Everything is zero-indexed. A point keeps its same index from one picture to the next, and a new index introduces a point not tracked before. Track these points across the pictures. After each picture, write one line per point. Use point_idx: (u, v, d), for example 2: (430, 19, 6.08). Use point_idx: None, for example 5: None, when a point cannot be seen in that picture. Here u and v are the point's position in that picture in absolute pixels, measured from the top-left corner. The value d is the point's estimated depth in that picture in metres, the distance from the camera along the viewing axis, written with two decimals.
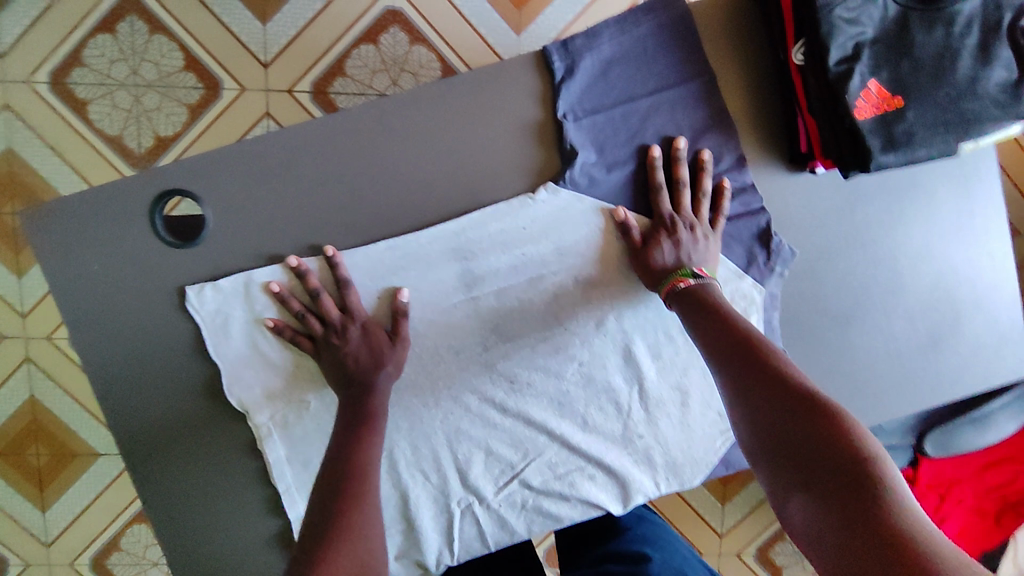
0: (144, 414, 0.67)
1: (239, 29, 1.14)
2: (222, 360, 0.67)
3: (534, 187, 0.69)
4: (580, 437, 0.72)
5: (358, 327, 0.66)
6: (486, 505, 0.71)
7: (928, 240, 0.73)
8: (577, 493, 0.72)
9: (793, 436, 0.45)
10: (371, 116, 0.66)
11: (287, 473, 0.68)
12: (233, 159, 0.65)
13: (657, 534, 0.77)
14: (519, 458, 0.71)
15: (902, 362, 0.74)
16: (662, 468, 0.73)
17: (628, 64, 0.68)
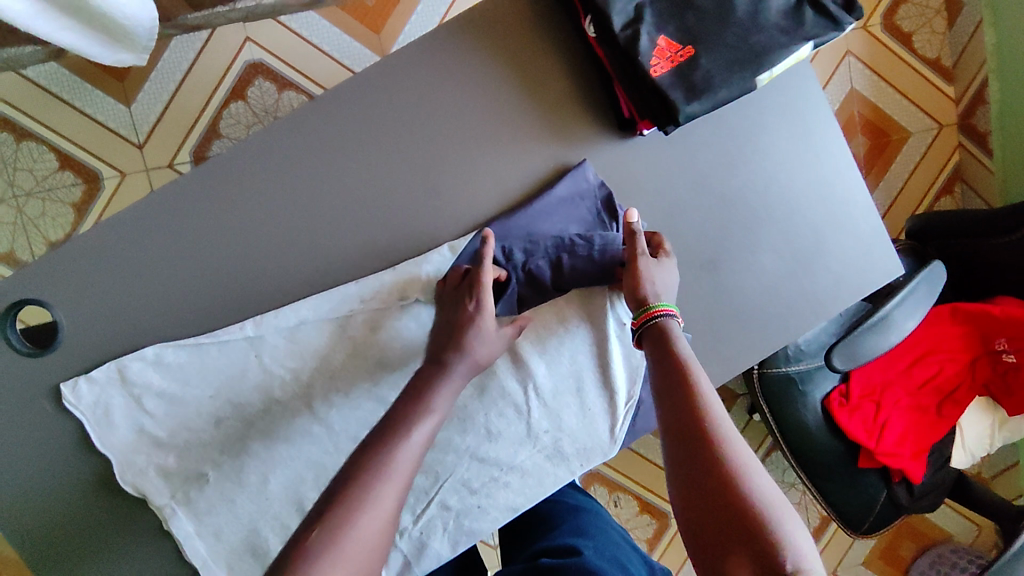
0: (43, 527, 0.67)
1: (107, 117, 1.27)
2: (111, 450, 0.66)
3: (382, 213, 0.70)
4: (485, 447, 0.73)
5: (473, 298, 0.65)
6: (406, 536, 0.72)
7: (771, 170, 0.75)
8: (495, 502, 0.74)
9: (732, 525, 0.46)
10: (203, 181, 0.67)
11: (200, 548, 0.68)
12: (75, 253, 0.65)
13: (593, 526, 0.75)
14: (431, 483, 0.72)
15: (775, 288, 0.76)
16: (572, 456, 0.75)
17: (559, 211, 0.72)
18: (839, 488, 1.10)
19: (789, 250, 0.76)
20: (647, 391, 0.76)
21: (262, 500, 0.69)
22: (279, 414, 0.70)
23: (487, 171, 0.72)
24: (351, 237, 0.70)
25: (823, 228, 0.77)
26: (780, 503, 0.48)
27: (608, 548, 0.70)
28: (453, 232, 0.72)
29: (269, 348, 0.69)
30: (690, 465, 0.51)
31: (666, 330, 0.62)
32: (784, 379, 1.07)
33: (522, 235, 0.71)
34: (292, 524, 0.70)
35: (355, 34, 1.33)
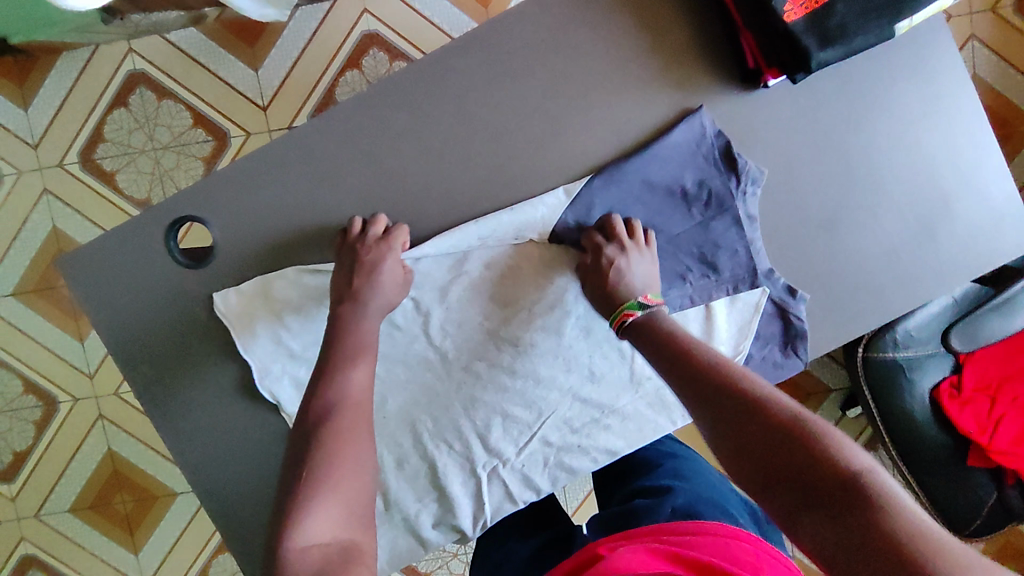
0: (188, 425, 0.74)
1: (235, 79, 1.37)
2: (252, 357, 0.73)
3: (504, 157, 0.74)
4: (589, 389, 0.77)
5: (382, 248, 0.70)
6: (510, 466, 0.77)
7: (899, 131, 0.73)
8: (595, 444, 0.78)
9: (795, 457, 0.48)
10: (343, 118, 0.72)
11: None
12: (229, 179, 0.72)
13: (690, 470, 0.81)
14: (535, 420, 0.77)
15: (893, 251, 0.75)
16: (673, 405, 0.78)
17: (654, 161, 0.72)
18: (943, 486, 1.05)
19: (912, 214, 0.74)
20: (755, 347, 0.75)
21: (379, 419, 0.75)
22: (398, 339, 0.75)
23: (607, 122, 0.74)
24: (474, 177, 0.74)
25: (950, 194, 0.74)
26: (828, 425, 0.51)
27: (706, 489, 0.75)
28: (570, 180, 0.74)
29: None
30: (737, 422, 0.53)
31: (655, 325, 0.65)
32: (891, 365, 1.03)
33: (639, 181, 0.73)
34: (404, 444, 0.76)
35: (465, 7, 1.38)
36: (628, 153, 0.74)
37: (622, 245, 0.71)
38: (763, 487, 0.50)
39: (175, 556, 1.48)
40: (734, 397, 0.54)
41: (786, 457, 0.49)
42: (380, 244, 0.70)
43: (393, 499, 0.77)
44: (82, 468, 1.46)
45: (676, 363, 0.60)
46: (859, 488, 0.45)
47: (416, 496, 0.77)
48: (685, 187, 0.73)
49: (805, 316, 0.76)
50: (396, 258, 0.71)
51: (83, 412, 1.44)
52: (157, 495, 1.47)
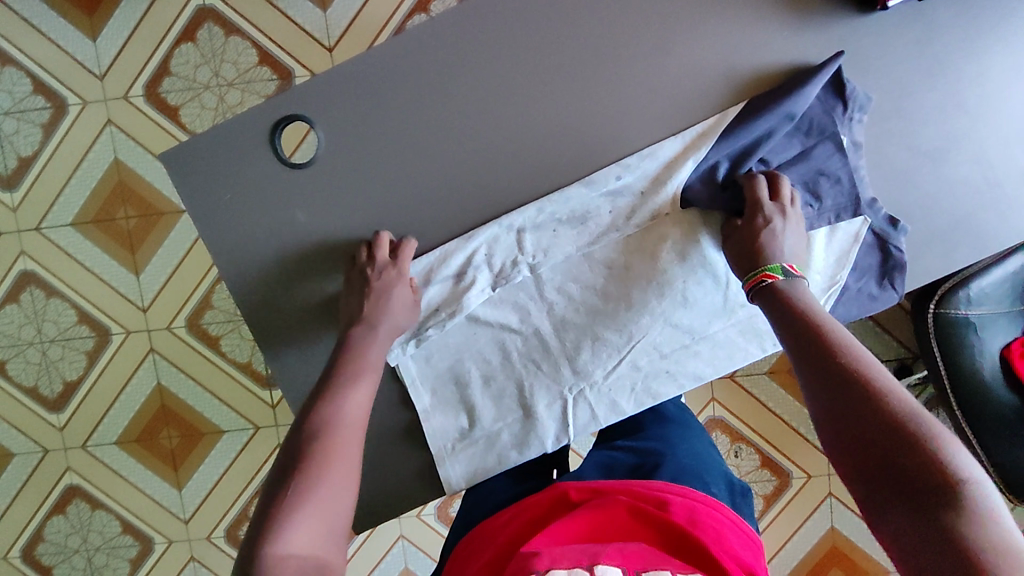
0: (289, 332, 0.76)
1: (304, 19, 1.37)
2: None
3: (613, 73, 0.73)
4: (682, 314, 0.74)
5: (390, 269, 0.71)
6: (597, 389, 0.75)
7: (1010, 64, 0.73)
8: (684, 370, 0.75)
9: (899, 455, 0.49)
10: (458, 21, 0.70)
11: (411, 369, 0.75)
12: (341, 80, 0.71)
13: (678, 436, 0.89)
14: (625, 343, 0.75)
15: (995, 183, 0.75)
16: (767, 333, 0.76)
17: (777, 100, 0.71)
18: (1009, 447, 1.03)
19: (1015, 149, 0.74)
20: (852, 277, 0.74)
21: (469, 333, 0.75)
22: (499, 255, 0.74)
23: (719, 42, 0.73)
24: (581, 91, 0.73)
25: None
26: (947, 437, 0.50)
27: (689, 457, 0.85)
28: (677, 99, 0.73)
29: (522, 210, 0.73)
30: (851, 407, 0.54)
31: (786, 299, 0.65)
32: (963, 322, 1.02)
33: (768, 130, 0.71)
34: (491, 358, 0.75)
35: None
36: (762, 102, 0.71)
37: (775, 211, 0.69)
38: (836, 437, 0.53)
39: (217, 494, 1.48)
40: (854, 381, 0.55)
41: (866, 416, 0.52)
42: (387, 266, 0.71)
43: (476, 415, 0.76)
44: (131, 401, 1.47)
45: (801, 338, 0.61)
46: (954, 500, 0.46)
47: (498, 415, 0.76)
48: (806, 127, 0.72)
49: (903, 247, 0.74)
50: (406, 284, 0.72)
51: (134, 346, 1.45)
52: (202, 433, 1.47)
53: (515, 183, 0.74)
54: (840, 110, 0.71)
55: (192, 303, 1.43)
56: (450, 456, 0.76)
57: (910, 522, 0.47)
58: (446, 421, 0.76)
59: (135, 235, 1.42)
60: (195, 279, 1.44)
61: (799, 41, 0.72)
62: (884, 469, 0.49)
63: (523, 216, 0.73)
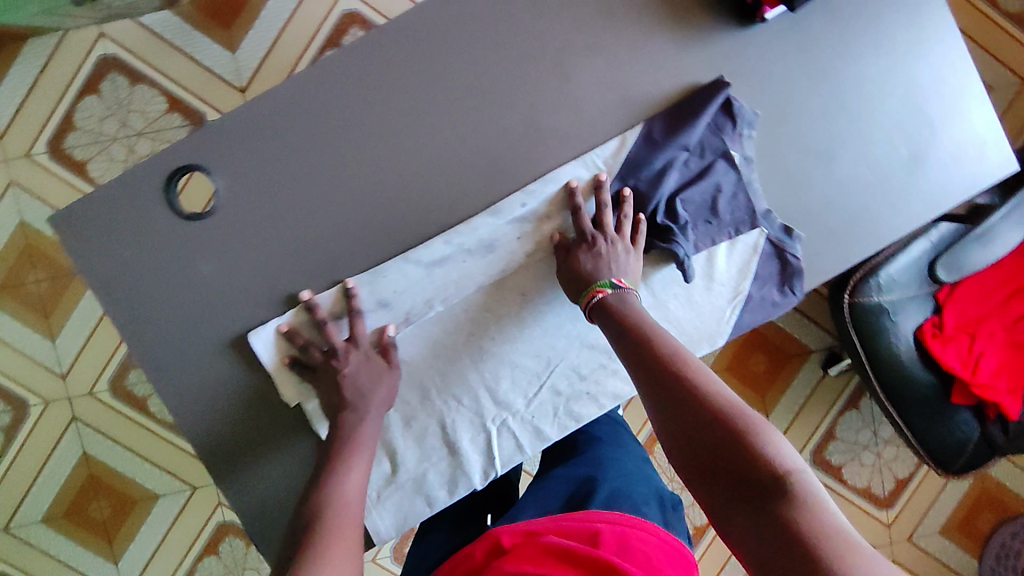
0: (197, 391, 0.72)
1: (211, 62, 1.34)
2: (261, 339, 0.71)
3: (507, 101, 0.74)
4: (597, 334, 0.75)
5: (360, 352, 0.70)
6: (519, 418, 0.74)
7: (886, 63, 0.77)
8: (604, 390, 0.75)
9: (731, 457, 0.53)
10: (348, 63, 0.71)
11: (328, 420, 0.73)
12: (234, 128, 0.71)
13: (610, 457, 0.95)
14: (543, 369, 0.74)
15: (881, 176, 0.77)
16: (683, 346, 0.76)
17: (676, 124, 0.74)
18: (927, 423, 1.09)
19: (896, 142, 0.77)
20: (754, 287, 0.76)
21: None
22: (406, 293, 0.72)
23: (607, 64, 0.75)
24: (483, 117, 0.74)
25: (922, 125, 0.77)
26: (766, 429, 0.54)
27: (619, 477, 0.90)
28: (570, 123, 0.74)
29: (428, 244, 0.72)
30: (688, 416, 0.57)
31: (613, 305, 0.68)
32: (876, 309, 1.07)
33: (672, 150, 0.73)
34: (410, 400, 0.74)
35: None
36: (661, 126, 0.74)
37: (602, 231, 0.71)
38: (680, 448, 0.57)
39: (155, 566, 1.39)
40: (686, 393, 0.58)
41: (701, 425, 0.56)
42: (353, 353, 0.70)
43: (399, 458, 0.73)
44: (56, 474, 1.38)
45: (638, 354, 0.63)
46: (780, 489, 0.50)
47: (421, 455, 0.74)
48: (702, 149, 0.74)
49: (801, 255, 0.77)
50: (375, 361, 0.71)
51: (55, 415, 1.37)
52: (136, 500, 1.39)
53: (424, 213, 0.73)
54: (729, 127, 0.74)
55: (116, 362, 1.37)
56: (377, 504, 0.73)
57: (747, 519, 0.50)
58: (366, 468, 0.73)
59: (48, 298, 1.35)
60: (117, 338, 1.37)
61: (689, 56, 0.75)
62: (722, 471, 0.53)
63: (429, 251, 0.72)
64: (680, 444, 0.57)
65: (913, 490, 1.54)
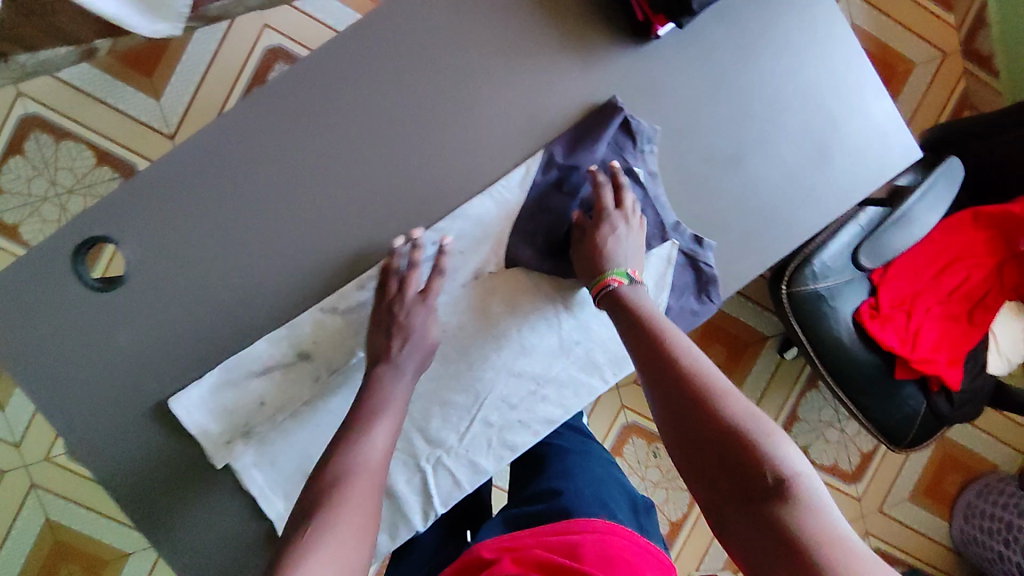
0: (128, 461, 0.72)
1: (137, 111, 1.32)
2: (181, 405, 0.71)
3: (410, 142, 0.75)
4: (521, 362, 0.77)
5: (416, 295, 0.72)
6: (454, 453, 0.76)
7: (785, 63, 0.78)
8: (535, 416, 0.78)
9: (734, 457, 0.53)
10: (249, 124, 0.73)
11: (257, 478, 0.74)
12: (139, 196, 0.71)
13: (576, 465, 0.94)
14: (473, 402, 0.76)
15: (790, 175, 0.79)
16: (604, 365, 0.79)
17: (576, 146, 0.76)
18: (875, 401, 1.12)
19: (801, 141, 0.79)
20: (673, 297, 0.78)
21: (313, 427, 0.75)
22: (326, 341, 0.74)
23: (505, 95, 0.76)
24: (390, 160, 0.75)
25: (824, 121, 0.79)
26: (770, 432, 0.54)
27: (589, 484, 0.89)
28: (473, 159, 0.77)
29: (343, 293, 0.74)
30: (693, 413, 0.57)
31: (626, 294, 0.69)
32: (815, 296, 1.09)
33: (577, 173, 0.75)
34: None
35: (351, 4, 1.37)
36: (563, 150, 0.76)
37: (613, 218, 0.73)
38: (683, 446, 0.57)
39: None
40: (692, 390, 0.58)
41: (705, 423, 0.56)
42: (410, 295, 0.72)
43: None
44: (19, 546, 1.33)
45: (648, 350, 0.63)
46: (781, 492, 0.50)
47: None
48: (606, 166, 0.76)
49: (714, 262, 0.79)
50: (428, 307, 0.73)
51: (14, 485, 1.33)
52: (106, 562, 1.36)
53: (341, 260, 0.75)
54: (630, 144, 0.76)
55: None
56: None
57: (746, 520, 0.50)
58: None
59: None
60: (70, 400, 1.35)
61: (587, 78, 0.77)
62: (724, 470, 0.53)
63: (343, 298, 0.74)
64: (683, 440, 0.57)
65: (878, 460, 1.59)
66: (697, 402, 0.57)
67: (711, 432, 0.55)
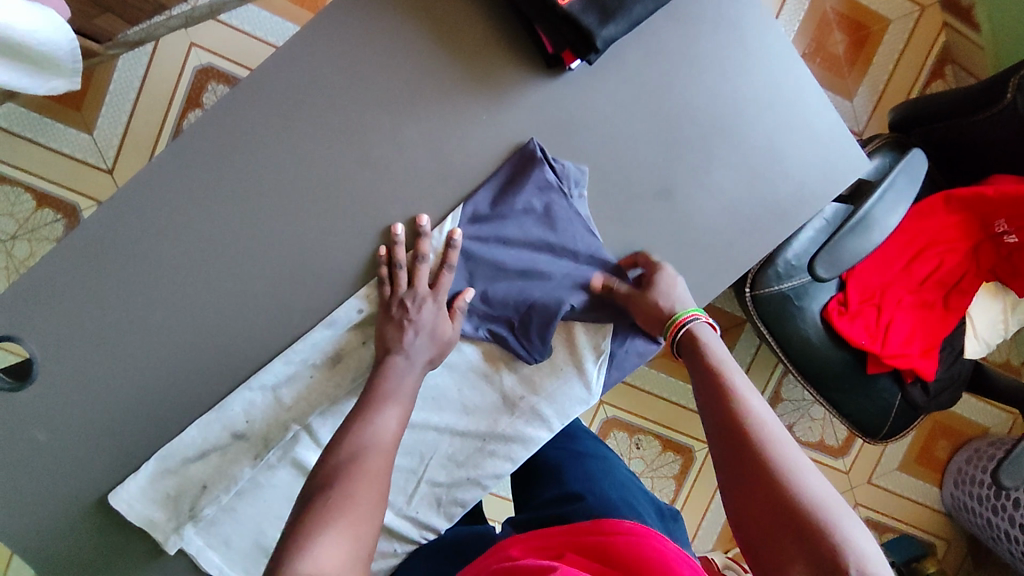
0: (74, 559, 0.70)
1: (71, 147, 1.22)
2: (119, 500, 0.68)
3: (324, 199, 0.69)
4: (463, 422, 0.74)
5: (426, 292, 0.68)
6: (404, 516, 0.73)
7: (717, 83, 0.72)
8: (484, 473, 0.74)
9: (805, 550, 0.45)
10: (141, 195, 0.66)
11: (213, 558, 0.72)
12: (33, 287, 0.65)
13: (599, 471, 0.76)
14: (418, 463, 0.73)
15: (732, 204, 0.74)
16: (553, 416, 0.75)
17: (495, 192, 0.71)
18: (854, 396, 1.08)
19: (743, 164, 0.73)
20: (615, 343, 0.74)
21: (260, 502, 0.72)
22: (259, 421, 0.70)
23: (424, 139, 0.70)
24: (299, 222, 0.69)
25: (762, 140, 0.74)
26: (851, 525, 0.46)
27: (614, 491, 0.73)
28: (397, 211, 0.71)
29: (269, 369, 0.69)
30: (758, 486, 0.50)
31: (701, 343, 0.64)
32: (780, 297, 1.03)
33: (496, 220, 0.71)
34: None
35: (283, 12, 1.27)
36: (483, 198, 0.71)
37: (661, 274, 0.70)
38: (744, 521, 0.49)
39: None
40: (759, 461, 0.51)
41: (771, 501, 0.48)
42: (422, 293, 0.68)
43: None
44: None
45: (716, 409, 0.56)
46: None
47: None
48: (534, 212, 0.71)
49: None
50: (440, 308, 0.69)
51: None
52: None
53: (259, 334, 0.70)
54: (559, 187, 0.70)
55: None
56: None
57: None
58: None
59: None
60: None
61: (501, 116, 0.71)
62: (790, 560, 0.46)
63: (272, 373, 0.70)
64: (746, 517, 0.49)
65: None
66: (766, 476, 0.50)
67: (778, 513, 0.47)
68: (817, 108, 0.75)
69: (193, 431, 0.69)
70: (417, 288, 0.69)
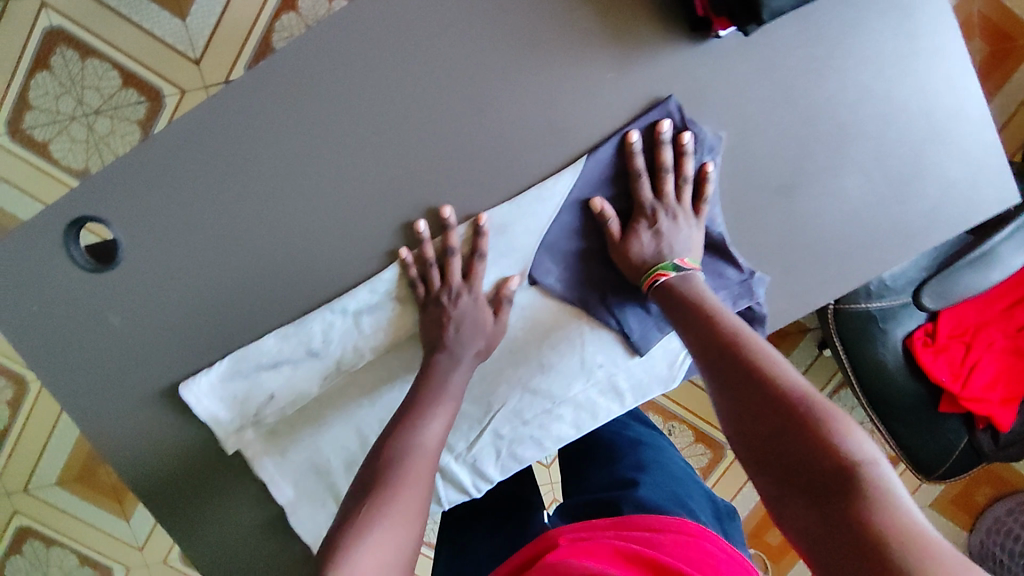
0: (132, 442, 0.71)
1: (162, 30, 1.19)
2: (190, 393, 0.68)
3: (429, 132, 0.66)
4: (538, 379, 0.71)
5: (469, 291, 0.67)
6: (461, 460, 0.72)
7: (868, 80, 0.66)
8: (547, 434, 0.73)
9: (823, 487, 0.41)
10: (246, 97, 0.63)
11: (268, 465, 0.71)
12: (128, 173, 0.64)
13: (654, 460, 0.74)
14: (484, 413, 0.72)
15: (853, 214, 0.68)
16: (626, 391, 0.74)
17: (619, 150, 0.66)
18: (917, 434, 1.03)
19: (876, 173, 0.67)
20: None
21: (322, 424, 0.72)
22: (336, 343, 0.70)
23: (543, 85, 0.66)
24: (402, 155, 0.66)
25: (905, 150, 0.67)
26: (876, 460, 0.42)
27: (669, 482, 0.70)
28: (502, 158, 0.67)
29: (354, 294, 0.68)
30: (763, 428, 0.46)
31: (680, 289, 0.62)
32: (865, 316, 0.98)
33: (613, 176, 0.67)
34: (351, 444, 0.73)
35: None
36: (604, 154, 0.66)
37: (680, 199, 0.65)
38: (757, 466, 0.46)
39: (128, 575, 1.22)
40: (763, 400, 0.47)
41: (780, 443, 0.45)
42: (461, 289, 0.67)
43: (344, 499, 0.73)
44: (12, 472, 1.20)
45: (715, 353, 0.53)
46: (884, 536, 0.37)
47: None
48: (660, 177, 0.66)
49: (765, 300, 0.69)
50: (483, 303, 0.68)
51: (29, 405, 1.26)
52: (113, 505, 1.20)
53: (343, 259, 0.68)
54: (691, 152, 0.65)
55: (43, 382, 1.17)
56: None
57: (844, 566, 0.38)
58: (315, 511, 0.72)
59: None
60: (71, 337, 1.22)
61: (632, 77, 0.66)
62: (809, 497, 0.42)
63: (356, 299, 0.68)
64: (760, 463, 0.46)
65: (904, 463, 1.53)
66: (773, 413, 0.46)
67: (790, 453, 0.44)
68: (969, 126, 0.68)
69: (271, 341, 0.69)
70: (452, 282, 0.67)
